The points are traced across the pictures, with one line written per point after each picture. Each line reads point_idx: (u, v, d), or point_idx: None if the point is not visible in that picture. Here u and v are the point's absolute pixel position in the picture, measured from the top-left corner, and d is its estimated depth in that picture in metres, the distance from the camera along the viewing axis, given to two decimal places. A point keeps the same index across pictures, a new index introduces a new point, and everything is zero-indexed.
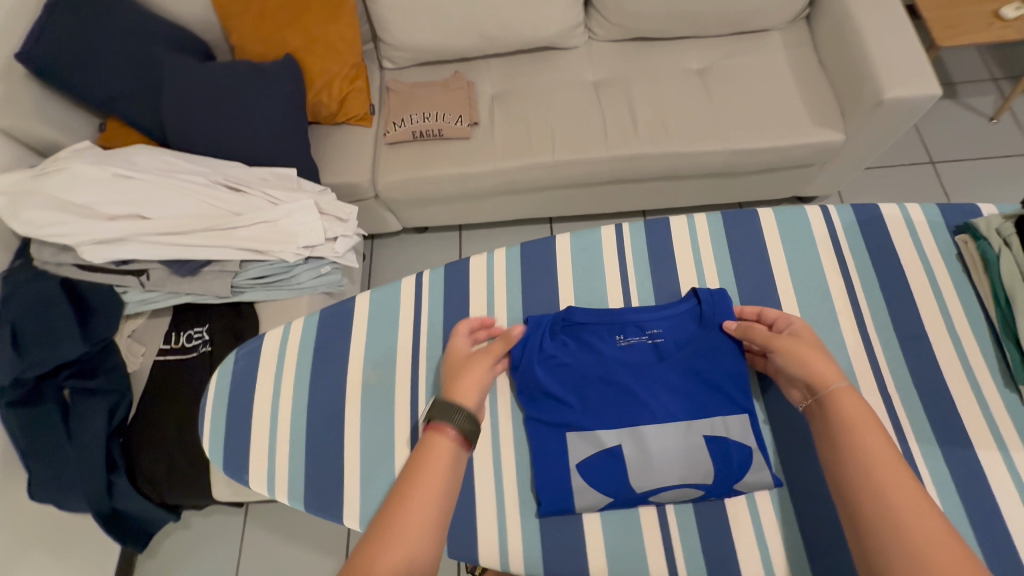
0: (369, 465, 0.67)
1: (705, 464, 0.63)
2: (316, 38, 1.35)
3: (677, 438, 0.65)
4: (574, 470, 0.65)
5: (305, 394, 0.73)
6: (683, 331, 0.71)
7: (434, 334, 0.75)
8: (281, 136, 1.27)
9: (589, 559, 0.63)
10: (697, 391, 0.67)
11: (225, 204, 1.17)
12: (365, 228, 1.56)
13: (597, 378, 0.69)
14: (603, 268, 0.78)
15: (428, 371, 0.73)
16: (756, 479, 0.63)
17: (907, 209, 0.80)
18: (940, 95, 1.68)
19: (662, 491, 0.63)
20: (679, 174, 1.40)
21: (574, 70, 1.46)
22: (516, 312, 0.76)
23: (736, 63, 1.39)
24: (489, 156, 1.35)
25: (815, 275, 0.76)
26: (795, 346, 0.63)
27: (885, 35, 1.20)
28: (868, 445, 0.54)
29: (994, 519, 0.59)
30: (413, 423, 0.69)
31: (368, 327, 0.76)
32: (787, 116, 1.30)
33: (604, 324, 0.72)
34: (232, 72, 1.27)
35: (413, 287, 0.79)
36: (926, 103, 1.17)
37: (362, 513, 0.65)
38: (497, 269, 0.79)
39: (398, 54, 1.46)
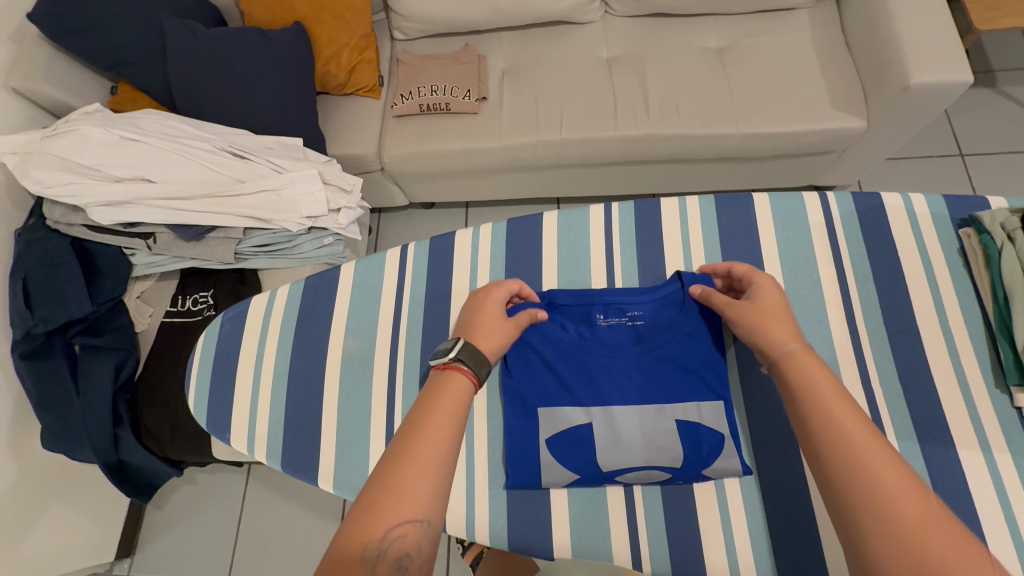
0: (345, 431, 0.69)
1: (675, 448, 0.64)
2: (324, 7, 1.34)
3: (649, 421, 0.65)
4: (543, 445, 0.65)
5: (287, 360, 0.74)
6: (665, 315, 0.70)
7: (416, 306, 0.76)
8: (286, 105, 1.27)
9: (554, 535, 0.64)
10: (672, 375, 0.67)
11: (229, 171, 1.18)
12: (371, 201, 1.56)
13: (572, 355, 0.69)
14: (592, 248, 0.77)
15: (408, 343, 0.73)
16: (724, 466, 0.63)
17: (912, 200, 0.77)
18: (976, 83, 1.60)
19: (629, 471, 0.64)
20: (693, 157, 1.36)
21: (587, 46, 1.42)
22: None
23: (759, 43, 1.33)
24: (495, 132, 1.34)
25: (807, 265, 0.73)
26: (749, 314, 0.61)
27: (918, 16, 1.14)
28: (842, 425, 0.49)
29: (969, 521, 0.58)
30: (389, 392, 0.70)
31: (352, 297, 0.77)
32: (807, 100, 1.24)
33: (581, 306, 0.72)
34: (237, 37, 1.26)
35: (401, 258, 0.79)
36: (955, 91, 1.11)
37: (336, 477, 0.66)
38: (482, 246, 0.79)
39: (407, 25, 1.44)
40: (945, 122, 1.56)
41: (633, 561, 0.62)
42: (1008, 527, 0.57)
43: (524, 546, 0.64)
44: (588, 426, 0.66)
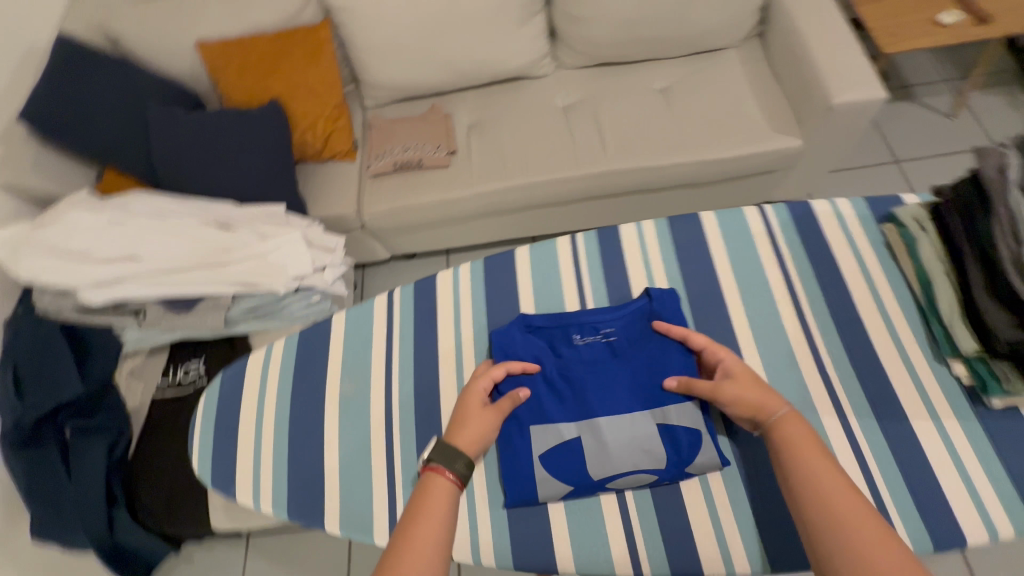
0: (347, 473, 0.71)
1: (659, 451, 0.67)
2: (298, 83, 1.42)
3: (632, 428, 0.69)
4: (537, 461, 0.68)
5: (286, 411, 0.76)
6: (637, 331, 0.76)
7: (405, 345, 0.80)
8: (268, 175, 1.35)
9: (556, 550, 0.66)
10: (650, 384, 0.72)
11: (217, 241, 1.23)
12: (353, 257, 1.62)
13: (558, 376, 0.74)
14: (564, 276, 0.83)
15: (399, 380, 0.77)
16: (706, 462, 0.66)
17: (837, 206, 0.85)
18: (897, 97, 1.76)
19: (618, 477, 0.66)
20: (653, 187, 1.46)
21: (543, 96, 1.55)
22: (482, 322, 0.80)
23: (698, 81, 1.47)
24: (467, 181, 1.42)
25: (757, 270, 0.80)
26: (735, 392, 0.64)
27: (830, 45, 1.28)
28: (837, 512, 0.52)
29: (932, 486, 0.63)
30: (386, 430, 0.73)
31: (345, 345, 0.81)
32: (747, 126, 1.37)
33: (559, 328, 0.77)
34: (219, 118, 1.35)
35: (388, 304, 0.84)
36: (874, 106, 1.24)
37: (341, 520, 0.68)
38: (462, 285, 0.84)
39: (377, 93, 1.55)
40: (876, 134, 1.70)
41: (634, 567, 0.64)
42: (967, 489, 0.62)
43: (527, 566, 0.66)
44: (577, 440, 0.69)
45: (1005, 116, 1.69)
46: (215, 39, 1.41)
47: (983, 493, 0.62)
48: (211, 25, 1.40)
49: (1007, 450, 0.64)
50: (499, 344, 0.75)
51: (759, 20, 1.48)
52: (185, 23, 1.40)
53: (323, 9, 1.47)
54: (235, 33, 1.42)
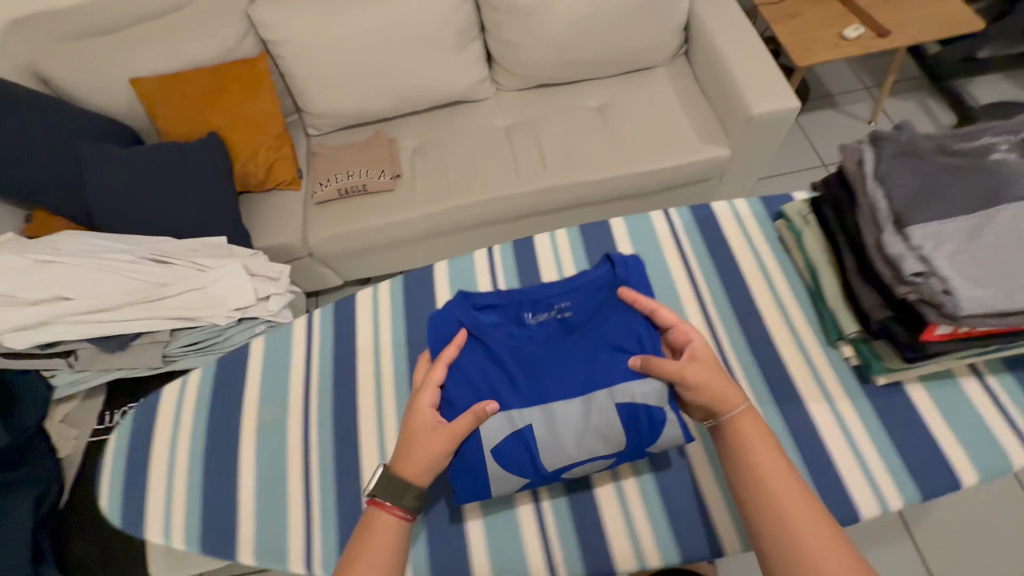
0: (263, 502, 0.69)
1: (618, 434, 0.68)
2: (235, 114, 1.42)
3: (584, 413, 0.69)
4: (489, 455, 0.67)
5: (201, 443, 0.74)
6: (590, 307, 0.77)
7: (325, 367, 0.79)
8: (207, 206, 1.34)
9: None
10: (606, 360, 0.72)
11: (152, 277, 1.21)
12: (303, 287, 1.60)
13: (507, 357, 0.73)
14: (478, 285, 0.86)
15: (317, 402, 0.76)
16: (664, 441, 0.68)
17: (736, 205, 0.91)
18: (822, 106, 1.88)
19: (574, 465, 0.69)
20: (595, 201, 1.50)
21: (485, 119, 1.59)
22: (399, 335, 0.81)
23: (631, 97, 1.54)
24: (413, 203, 1.44)
25: (659, 270, 0.85)
26: (703, 376, 0.64)
27: (746, 60, 1.36)
28: (792, 514, 0.55)
29: (826, 466, 0.68)
30: (303, 451, 0.72)
31: (264, 370, 0.79)
32: (677, 139, 1.44)
33: (512, 304, 0.78)
34: (153, 152, 1.34)
35: (306, 328, 0.83)
36: (791, 114, 1.31)
37: (255, 550, 0.66)
38: (380, 303, 0.84)
39: (321, 121, 1.56)
40: (804, 141, 1.80)
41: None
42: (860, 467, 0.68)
43: None
44: (530, 429, 0.68)
45: (915, 120, 1.83)
46: (150, 76, 1.41)
47: (873, 470, 0.67)
48: (144, 62, 1.39)
49: (896, 425, 0.70)
50: (438, 330, 0.75)
51: (683, 39, 1.56)
52: (116, 61, 1.39)
53: (259, 41, 1.48)
54: (170, 68, 1.42)
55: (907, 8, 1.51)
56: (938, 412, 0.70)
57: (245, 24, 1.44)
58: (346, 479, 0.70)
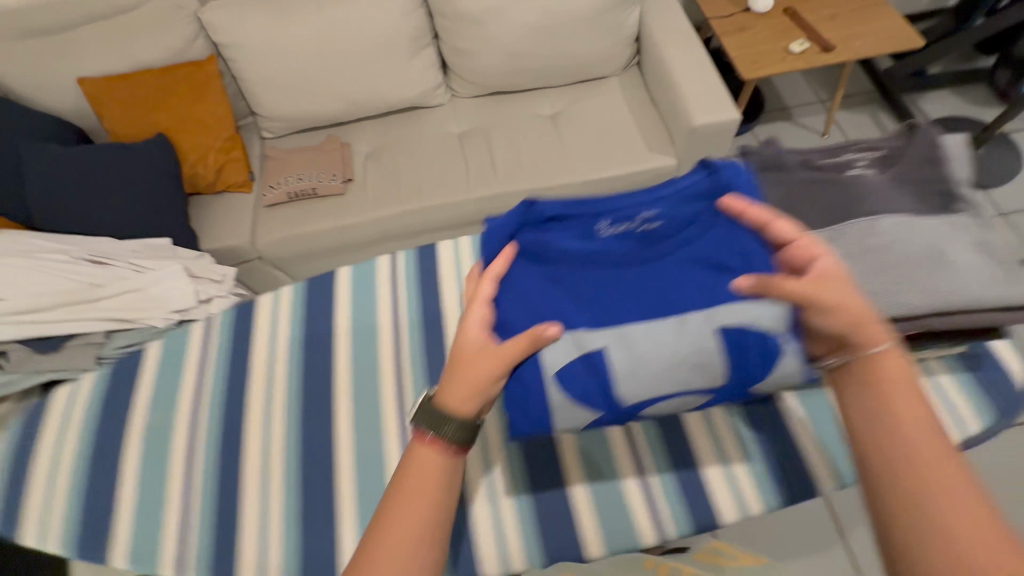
0: (144, 504, 0.68)
1: (713, 365, 0.58)
2: (184, 116, 1.42)
3: (674, 338, 0.58)
4: (551, 383, 0.58)
5: (88, 444, 0.74)
6: (684, 216, 0.63)
7: (219, 368, 0.78)
8: (151, 207, 1.33)
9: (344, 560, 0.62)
10: (703, 277, 0.61)
11: (87, 278, 1.20)
12: (257, 290, 1.58)
13: (574, 275, 0.64)
14: (379, 287, 0.81)
15: (209, 404, 0.75)
16: (776, 376, 0.60)
17: None
18: (777, 118, 1.91)
19: (651, 402, 0.59)
20: (544, 209, 1.51)
21: (439, 125, 1.60)
22: (297, 329, 0.79)
23: (583, 106, 1.56)
24: (362, 208, 1.45)
25: None
26: (828, 295, 0.50)
27: (690, 72, 1.39)
28: (944, 487, 0.41)
29: None
30: (188, 454, 0.71)
31: (158, 373, 0.78)
32: (625, 148, 1.46)
33: (580, 216, 0.66)
34: (97, 151, 1.33)
35: (204, 334, 0.81)
36: (731, 125, 1.34)
37: (130, 552, 0.65)
38: (279, 308, 0.81)
39: (274, 124, 1.56)
40: None
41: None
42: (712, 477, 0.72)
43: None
44: (603, 354, 0.58)
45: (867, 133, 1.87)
46: (98, 75, 1.40)
47: None
48: (92, 63, 1.39)
49: (762, 436, 0.77)
50: (491, 242, 0.65)
51: (636, 50, 1.59)
52: (62, 61, 1.38)
53: (211, 44, 1.49)
54: (118, 69, 1.41)
55: (852, 24, 1.55)
56: (806, 426, 0.76)
57: (195, 27, 1.44)
58: (230, 485, 0.68)
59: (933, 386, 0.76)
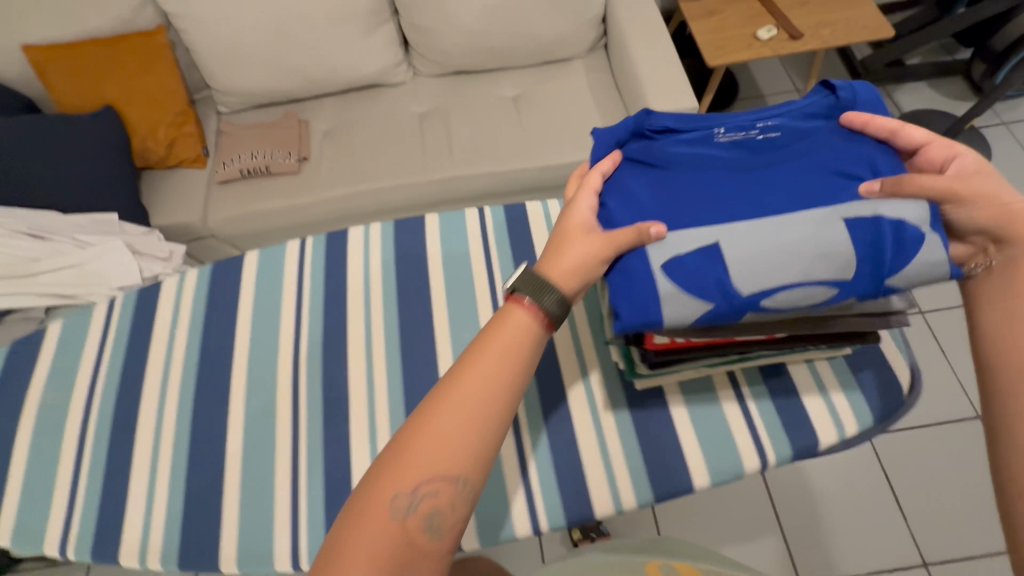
0: (33, 482, 0.67)
1: (842, 255, 0.56)
2: (132, 86, 1.38)
3: (800, 228, 0.58)
4: (660, 273, 0.58)
5: None
6: (803, 132, 0.67)
7: (118, 348, 0.75)
8: (94, 180, 1.30)
9: (219, 545, 0.61)
10: (825, 178, 0.61)
11: (26, 251, 1.21)
12: (202, 262, 1.53)
13: (686, 174, 0.66)
14: (285, 273, 0.78)
15: (103, 384, 0.72)
16: (920, 266, 0.55)
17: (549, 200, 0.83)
18: (751, 106, 1.88)
19: (776, 292, 0.56)
20: (501, 193, 1.49)
21: (400, 104, 1.56)
22: (200, 309, 0.77)
23: (545, 89, 1.53)
24: (315, 187, 1.42)
25: (462, 266, 0.76)
26: (974, 188, 0.56)
27: (651, 57, 1.36)
28: None
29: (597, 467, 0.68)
30: (80, 435, 0.69)
31: (55, 353, 0.75)
32: (584, 133, 1.44)
33: (698, 130, 0.72)
34: (34, 120, 1.27)
35: (107, 314, 0.78)
36: (689, 113, 1.31)
37: (13, 533, 0.64)
38: (185, 290, 0.79)
39: (230, 99, 1.53)
40: None
41: (291, 558, 0.60)
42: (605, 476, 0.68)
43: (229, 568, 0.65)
44: (717, 246, 0.58)
45: None
46: (40, 44, 1.35)
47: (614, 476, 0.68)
48: (34, 27, 1.34)
49: (646, 426, 0.70)
50: (604, 143, 0.72)
51: (602, 32, 1.56)
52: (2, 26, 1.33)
53: (160, 14, 1.43)
54: (62, 37, 1.36)
55: (824, 10, 1.51)
56: (688, 420, 0.69)
57: None
58: (118, 470, 0.66)
59: (811, 384, 0.71)
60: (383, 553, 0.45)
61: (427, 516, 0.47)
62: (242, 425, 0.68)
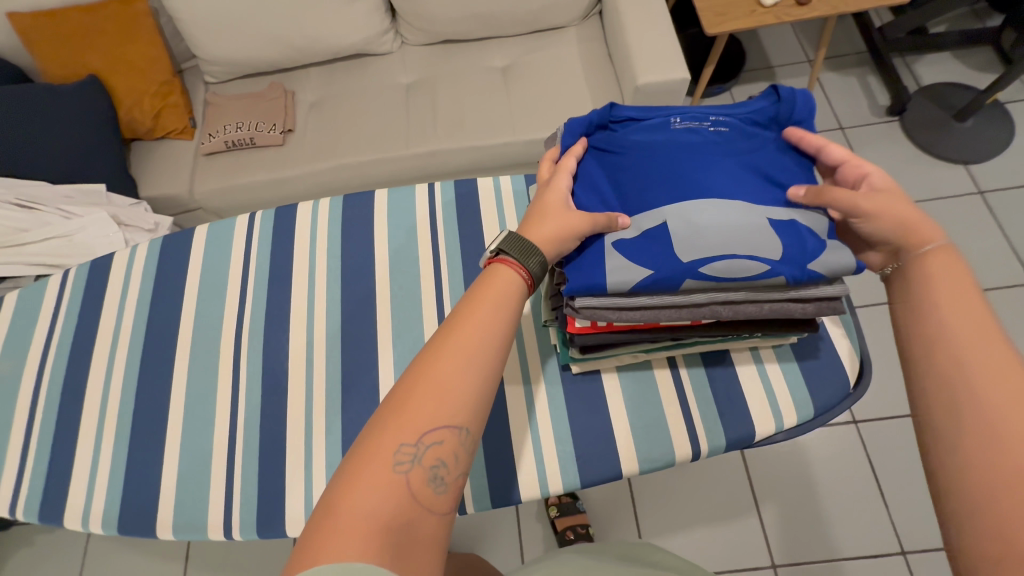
0: None
1: (772, 242, 0.60)
2: (116, 57, 1.38)
3: (739, 217, 0.61)
4: (609, 248, 0.61)
5: None
6: (753, 129, 0.69)
7: (70, 319, 0.76)
8: (80, 151, 1.31)
9: (157, 513, 0.63)
10: (760, 183, 0.65)
11: (15, 222, 1.24)
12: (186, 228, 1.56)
13: (642, 159, 0.67)
14: (235, 249, 0.79)
15: (55, 356, 0.74)
16: (833, 262, 0.58)
17: (499, 179, 0.83)
18: (758, 77, 1.79)
19: (715, 263, 0.58)
20: (488, 168, 1.46)
21: (386, 74, 1.53)
22: (149, 283, 0.78)
23: (535, 59, 1.47)
24: (298, 160, 1.41)
25: (410, 248, 0.77)
26: (883, 205, 0.54)
27: (643, 25, 1.29)
28: (943, 352, 0.44)
29: (539, 448, 0.68)
30: (31, 405, 0.71)
31: (11, 324, 0.77)
32: (572, 105, 1.39)
33: (654, 120, 0.71)
34: (23, 94, 1.28)
35: (60, 286, 0.79)
36: (679, 85, 1.25)
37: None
38: (135, 264, 0.79)
39: (216, 69, 1.51)
40: None
41: (224, 528, 0.62)
42: (536, 459, 0.68)
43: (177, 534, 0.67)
44: (664, 226, 0.61)
45: (853, 98, 1.73)
46: (26, 11, 1.35)
47: (549, 458, 0.68)
48: None
49: (581, 411, 0.69)
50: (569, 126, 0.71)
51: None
52: None
53: None
54: (43, 5, 1.35)
55: None
56: (622, 407, 0.69)
57: None
58: (66, 438, 0.69)
59: (756, 374, 0.70)
60: (386, 511, 0.39)
61: (431, 467, 0.41)
62: (185, 398, 0.69)
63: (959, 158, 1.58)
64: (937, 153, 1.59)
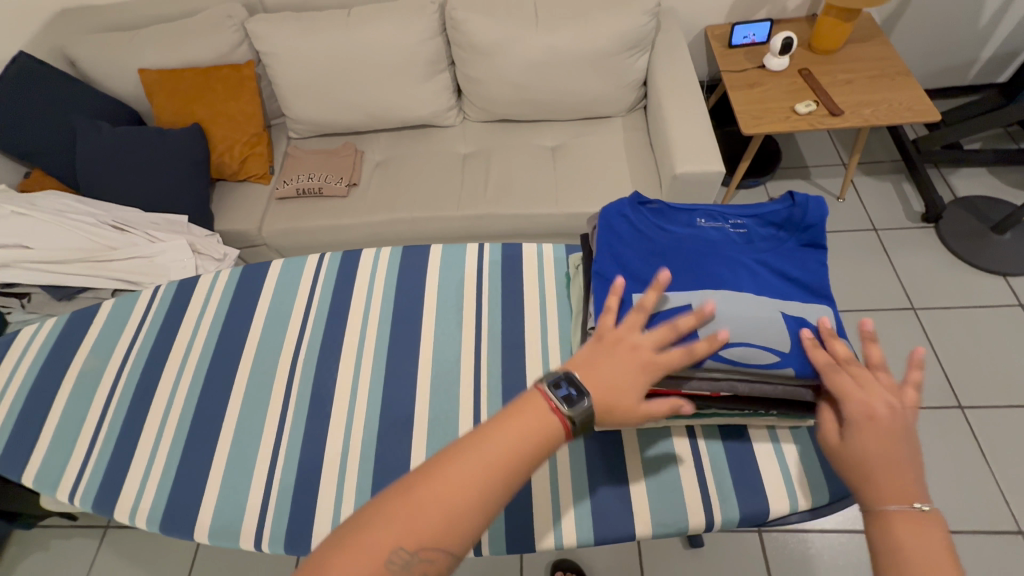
0: (60, 435, 0.77)
1: (783, 333, 0.65)
2: (219, 111, 1.59)
3: (754, 311, 0.66)
4: None
5: (32, 377, 0.83)
6: (767, 230, 0.77)
7: (151, 328, 0.86)
8: (174, 186, 1.48)
9: (197, 517, 0.68)
10: (773, 279, 0.72)
11: (104, 240, 1.39)
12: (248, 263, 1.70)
13: (669, 244, 0.75)
14: (301, 284, 0.88)
15: (132, 363, 0.82)
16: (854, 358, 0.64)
17: (542, 246, 0.92)
18: (794, 176, 1.88)
19: (731, 346, 0.64)
20: (528, 233, 1.55)
21: (447, 144, 1.70)
22: (224, 306, 0.87)
23: (582, 142, 1.61)
24: (359, 211, 1.55)
25: (455, 299, 0.85)
26: (867, 467, 0.52)
27: (685, 121, 1.41)
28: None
29: (557, 506, 0.70)
30: (104, 404, 0.79)
31: (102, 327, 0.87)
32: (613, 185, 1.49)
33: (680, 213, 0.81)
34: (141, 135, 1.50)
35: (150, 299, 0.90)
36: (715, 176, 1.35)
37: (36, 474, 0.74)
38: (214, 288, 0.89)
39: (300, 127, 1.72)
40: None
41: (254, 539, 0.66)
42: (551, 518, 0.69)
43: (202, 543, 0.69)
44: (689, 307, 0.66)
45: (887, 202, 1.78)
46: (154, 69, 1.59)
47: (565, 517, 0.69)
48: (151, 57, 1.59)
49: (601, 467, 0.72)
50: (607, 209, 0.81)
51: (642, 95, 1.64)
52: (126, 52, 1.58)
53: (252, 51, 1.66)
54: (170, 64, 1.60)
55: (870, 88, 1.52)
56: (640, 470, 0.71)
57: (240, 35, 1.61)
58: (128, 437, 0.75)
59: (772, 452, 0.71)
60: None
61: None
62: (238, 416, 0.75)
63: (994, 268, 1.58)
64: (972, 262, 1.60)
